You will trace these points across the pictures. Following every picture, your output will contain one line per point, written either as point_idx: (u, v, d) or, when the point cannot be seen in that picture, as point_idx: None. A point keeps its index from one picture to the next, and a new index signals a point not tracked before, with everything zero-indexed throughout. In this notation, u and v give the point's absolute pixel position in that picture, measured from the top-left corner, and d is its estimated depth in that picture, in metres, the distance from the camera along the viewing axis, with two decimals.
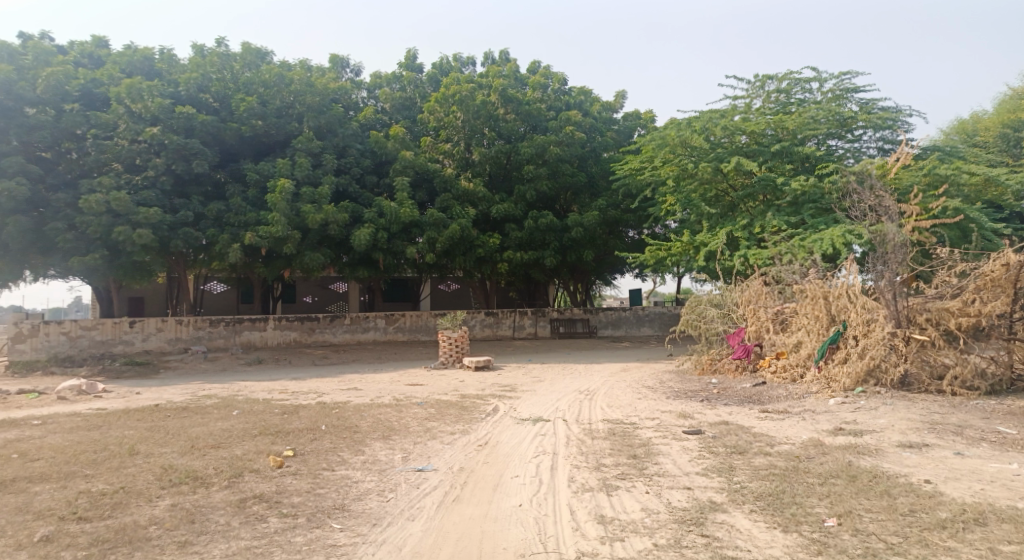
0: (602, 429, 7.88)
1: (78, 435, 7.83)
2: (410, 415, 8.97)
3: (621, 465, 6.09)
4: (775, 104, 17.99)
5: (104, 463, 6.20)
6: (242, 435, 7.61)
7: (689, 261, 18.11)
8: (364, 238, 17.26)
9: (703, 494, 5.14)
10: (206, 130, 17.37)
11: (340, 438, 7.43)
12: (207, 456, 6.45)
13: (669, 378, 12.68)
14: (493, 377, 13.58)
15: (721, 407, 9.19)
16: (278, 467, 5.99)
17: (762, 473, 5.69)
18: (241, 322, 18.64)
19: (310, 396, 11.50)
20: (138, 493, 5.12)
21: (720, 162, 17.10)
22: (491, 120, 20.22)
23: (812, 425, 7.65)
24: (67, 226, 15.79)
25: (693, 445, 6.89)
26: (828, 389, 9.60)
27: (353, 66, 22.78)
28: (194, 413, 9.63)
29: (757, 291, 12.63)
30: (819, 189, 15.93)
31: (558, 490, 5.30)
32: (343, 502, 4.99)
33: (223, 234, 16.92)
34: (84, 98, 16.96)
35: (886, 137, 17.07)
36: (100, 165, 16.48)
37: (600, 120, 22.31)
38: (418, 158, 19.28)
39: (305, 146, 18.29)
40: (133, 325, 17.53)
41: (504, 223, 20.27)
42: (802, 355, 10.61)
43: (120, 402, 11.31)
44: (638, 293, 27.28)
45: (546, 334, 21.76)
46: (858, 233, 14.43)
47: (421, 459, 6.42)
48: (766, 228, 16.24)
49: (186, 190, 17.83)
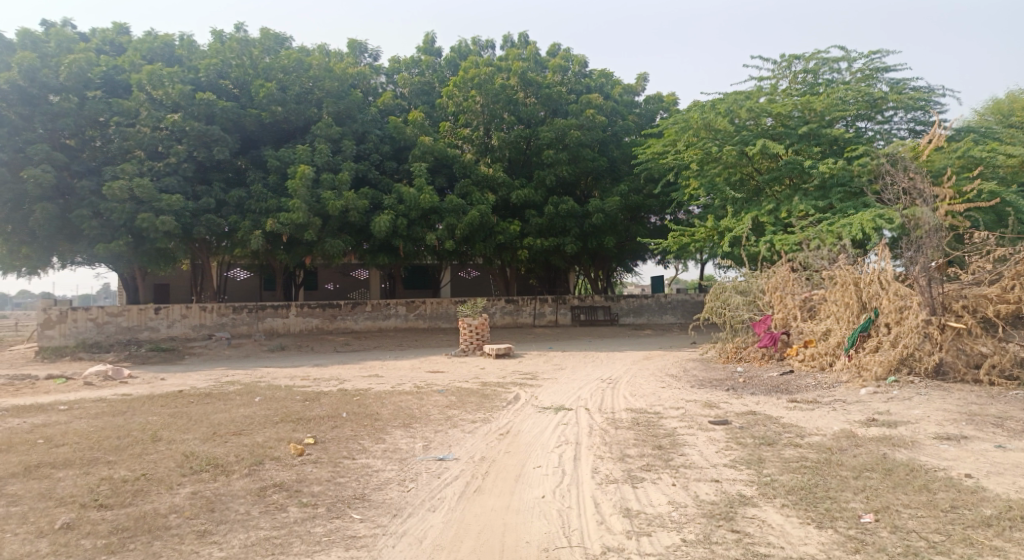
0: (625, 418, 7.73)
1: (103, 421, 7.89)
2: (431, 403, 8.90)
3: (647, 456, 5.94)
4: (802, 85, 17.52)
5: (127, 449, 6.21)
6: (263, 422, 7.60)
7: (714, 247, 17.77)
8: (384, 225, 17.20)
9: (732, 487, 4.98)
10: (227, 116, 17.41)
11: (362, 426, 7.38)
12: (229, 443, 6.43)
13: (693, 366, 12.47)
14: (514, 365, 13.48)
15: (748, 397, 8.98)
16: (299, 455, 5.95)
17: (793, 466, 5.50)
18: (264, 309, 18.75)
19: (331, 382, 11.52)
20: (159, 480, 5.11)
21: (745, 145, 16.72)
22: (510, 104, 19.96)
23: (844, 415, 7.42)
24: (92, 213, 15.96)
25: (720, 436, 6.71)
26: (859, 378, 9.35)
27: (371, 51, 22.64)
28: (217, 399, 9.67)
29: (784, 277, 12.33)
30: (848, 172, 15.49)
31: (582, 482, 5.17)
32: (363, 491, 4.92)
33: (245, 221, 16.99)
34: (106, 85, 17.14)
35: (918, 118, 16.52)
36: (123, 153, 16.60)
37: (622, 103, 21.93)
38: (437, 144, 19.13)
39: (325, 132, 18.24)
40: (158, 312, 17.73)
41: (524, 209, 20.08)
42: (831, 343, 10.34)
43: (145, 387, 11.42)
44: (660, 280, 26.96)
45: (566, 322, 21.59)
46: (889, 218, 14.00)
47: (442, 448, 6.33)
48: (793, 212, 15.86)
49: (208, 177, 17.90)
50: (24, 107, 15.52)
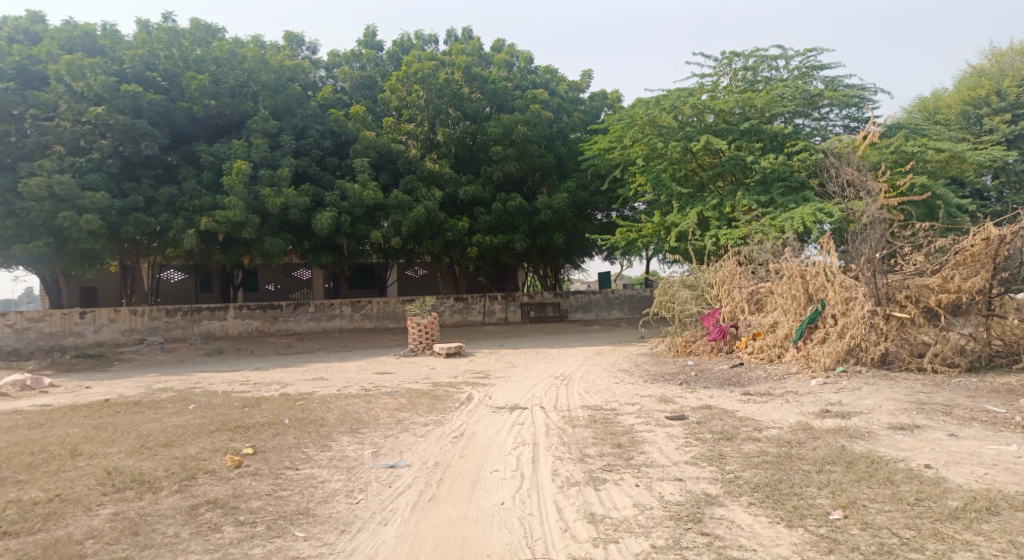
0: (581, 416, 7.53)
1: (16, 435, 7.18)
2: (380, 406, 8.52)
3: (606, 456, 5.75)
4: (742, 82, 17.78)
5: (40, 466, 5.60)
6: (197, 432, 7.05)
7: (660, 242, 17.81)
8: (327, 222, 16.59)
9: (696, 486, 4.83)
10: (155, 109, 16.41)
11: (305, 433, 6.94)
12: (158, 457, 5.89)
13: (645, 361, 12.44)
14: (464, 364, 13.16)
15: (701, 391, 8.94)
16: (236, 467, 5.50)
17: (755, 461, 5.41)
18: (200, 311, 17.83)
19: (272, 387, 10.94)
20: (75, 501, 4.55)
21: (689, 141, 16.84)
22: (455, 99, 19.59)
23: (797, 407, 7.44)
24: (6, 211, 14.77)
25: (678, 432, 6.59)
26: (808, 369, 9.47)
27: (309, 43, 21.83)
28: (147, 409, 8.99)
29: (731, 271, 12.41)
30: (788, 167, 15.84)
31: (542, 486, 4.93)
32: (308, 506, 4.53)
33: (178, 219, 16.08)
34: (20, 76, 15.84)
35: (852, 115, 17.04)
36: (40, 147, 15.40)
37: (567, 100, 21.82)
38: (380, 139, 18.56)
39: (261, 126, 17.45)
40: (83, 316, 16.61)
41: (472, 206, 19.77)
42: (780, 335, 10.44)
43: (68, 397, 10.58)
44: (607, 275, 27.10)
45: (516, 319, 21.40)
46: (830, 211, 14.30)
47: (393, 455, 5.98)
48: (737, 207, 16.06)
49: (136, 173, 16.84)
50: None
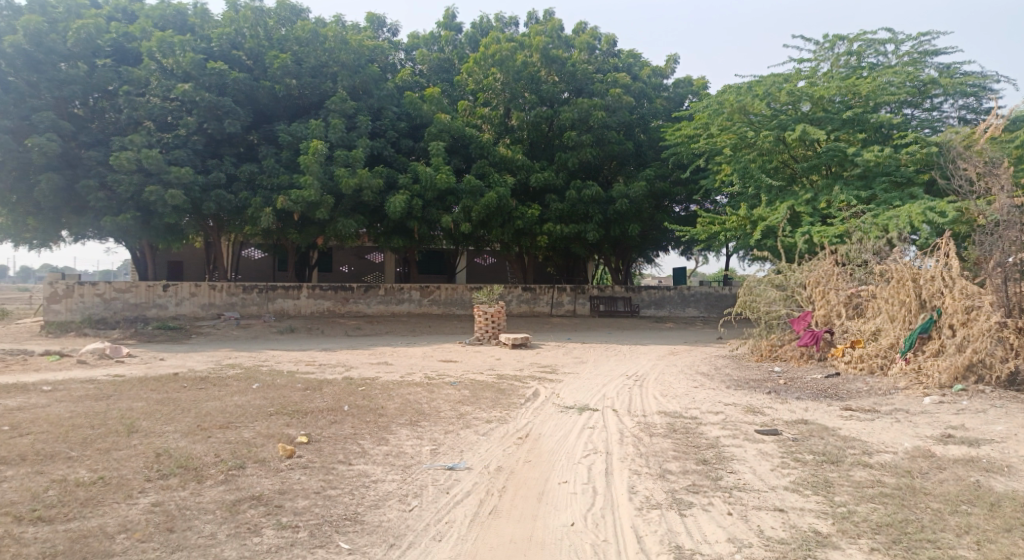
0: (660, 423, 6.84)
1: (84, 406, 7.19)
2: (443, 397, 8.10)
3: (691, 474, 5.07)
4: (844, 68, 16.34)
5: (95, 443, 5.44)
6: (255, 414, 6.82)
7: (745, 237, 16.71)
8: (399, 205, 16.40)
9: (801, 520, 4.11)
10: (239, 87, 16.62)
11: (364, 422, 6.57)
12: (212, 440, 5.64)
13: (725, 365, 11.52)
14: (531, 356, 12.61)
15: (794, 402, 8.05)
16: (287, 457, 5.17)
17: (868, 494, 4.60)
18: (274, 289, 18.05)
19: (337, 370, 10.75)
20: (119, 486, 4.31)
21: (783, 131, 15.63)
22: (532, 83, 18.96)
23: (911, 429, 6.49)
24: (99, 185, 15.29)
25: (772, 450, 5.82)
26: (918, 385, 8.42)
27: (390, 25, 21.73)
28: (212, 385, 8.92)
29: (827, 270, 11.39)
30: (895, 160, 14.41)
31: (618, 506, 4.33)
32: (356, 510, 4.09)
33: (256, 197, 16.25)
34: (117, 53, 16.42)
35: (969, 106, 15.39)
36: (131, 123, 15.87)
37: (650, 85, 20.82)
38: (454, 122, 18.19)
39: (339, 107, 17.37)
40: (166, 289, 17.13)
41: (545, 194, 19.12)
42: (883, 344, 9.40)
43: (141, 368, 10.73)
44: (682, 271, 25.89)
45: (585, 312, 20.72)
46: (942, 210, 12.80)
47: (452, 455, 5.48)
48: (833, 202, 14.75)
49: (219, 151, 17.14)
50: (31, 73, 14.91)
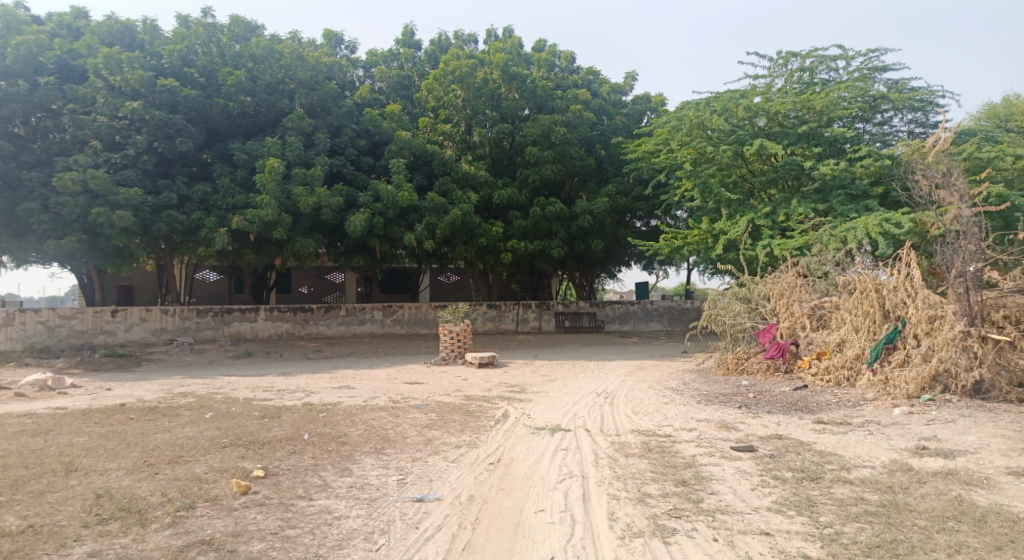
0: (633, 443, 6.65)
1: (18, 443, 6.64)
2: (408, 421, 7.77)
3: (671, 496, 4.87)
4: (798, 84, 16.69)
5: (28, 485, 4.97)
6: (208, 447, 6.39)
7: (707, 251, 16.81)
8: (360, 224, 16.03)
9: (789, 544, 3.96)
10: (191, 105, 16.07)
11: (325, 452, 6.21)
12: (159, 478, 5.22)
13: (693, 379, 11.44)
14: (499, 376, 12.34)
15: (766, 416, 7.97)
16: (242, 493, 4.80)
17: (853, 512, 4.47)
18: (230, 312, 17.41)
19: (296, 395, 10.29)
20: (51, 535, 3.88)
21: (741, 145, 15.83)
22: (493, 99, 18.88)
23: (885, 441, 6.44)
24: (41, 207, 14.53)
25: (750, 467, 5.68)
26: (887, 395, 8.46)
27: (347, 42, 21.44)
28: (162, 416, 8.40)
29: (791, 282, 11.48)
30: (850, 173, 14.64)
31: (600, 536, 4.10)
32: (318, 552, 3.77)
33: (209, 217, 15.66)
34: (61, 71, 15.70)
35: (918, 120, 15.83)
36: (76, 142, 15.19)
37: (610, 102, 20.95)
38: (415, 139, 17.94)
39: (296, 124, 16.97)
40: (115, 314, 16.35)
41: (508, 211, 18.97)
42: (849, 355, 9.44)
43: (85, 399, 10.09)
44: (644, 286, 26.00)
45: (550, 328, 20.56)
46: (897, 222, 13.04)
47: (421, 485, 5.18)
48: (792, 216, 14.92)
49: (170, 170, 16.51)
50: None
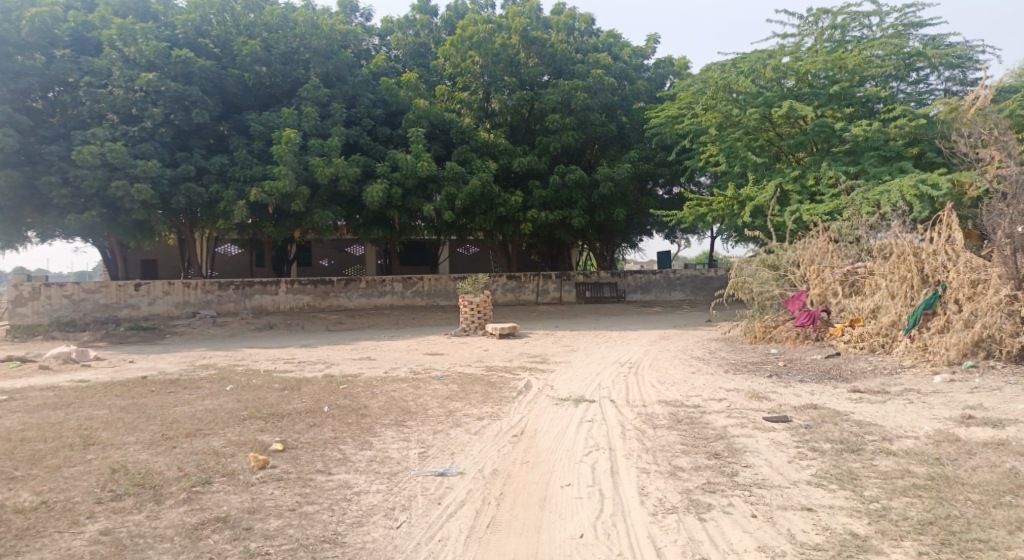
0: (662, 414, 6.42)
1: (40, 416, 6.61)
2: (429, 393, 7.63)
3: (704, 470, 4.65)
4: (829, 42, 15.97)
5: (45, 459, 4.89)
6: (227, 420, 6.30)
7: (732, 217, 16.36)
8: (378, 194, 15.82)
9: (834, 520, 3.71)
10: (206, 75, 15.84)
11: (345, 424, 6.08)
12: (176, 452, 5.11)
13: (720, 348, 11.16)
14: (520, 346, 12.16)
15: (799, 386, 7.68)
16: (260, 468, 4.67)
17: (899, 486, 4.21)
18: (252, 285, 17.40)
19: (317, 367, 10.20)
20: (65, 511, 3.78)
21: (770, 108, 15.21)
22: (512, 65, 18.39)
23: (928, 411, 6.14)
24: (62, 180, 14.46)
25: (785, 439, 5.42)
26: (926, 363, 8.11)
27: (363, 9, 21.00)
28: (183, 388, 8.35)
29: (821, 248, 11.09)
30: (883, 134, 14.04)
31: (631, 512, 3.90)
32: (337, 530, 3.61)
33: (228, 190, 15.55)
34: (76, 43, 15.60)
35: (955, 77, 15.11)
36: (94, 116, 15.10)
37: (631, 66, 20.33)
38: (433, 107, 17.58)
39: (312, 94, 16.67)
40: (138, 288, 16.41)
41: (528, 179, 18.60)
42: (884, 322, 9.06)
43: (108, 372, 10.12)
44: (666, 255, 25.54)
45: (571, 299, 20.32)
46: (933, 182, 12.50)
47: (443, 458, 5.01)
48: (822, 179, 14.33)
49: (188, 143, 16.37)
50: None
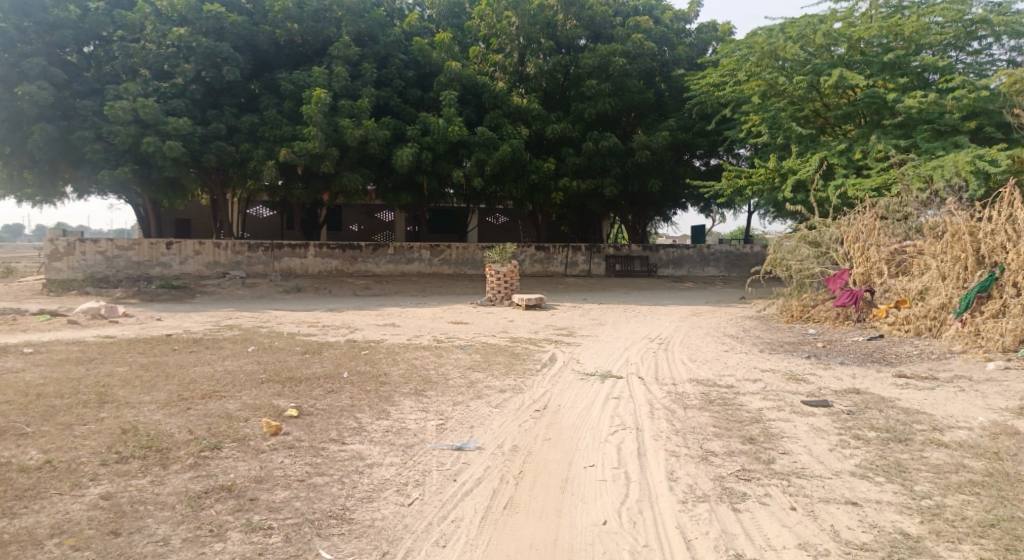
0: (693, 393, 6.11)
1: (62, 370, 6.60)
2: (452, 362, 7.43)
3: (737, 455, 4.35)
4: (885, 7, 14.96)
5: (60, 415, 4.80)
6: (246, 382, 6.19)
7: (773, 191, 15.75)
8: (407, 159, 15.55)
9: (882, 518, 3.39)
10: (238, 33, 15.65)
11: (364, 392, 5.90)
12: (190, 413, 4.97)
13: (754, 326, 10.73)
14: (547, 318, 11.91)
15: (840, 368, 7.30)
16: (273, 434, 4.51)
17: (954, 482, 3.86)
18: (281, 248, 17.38)
19: (341, 331, 10.09)
20: (70, 471, 3.66)
21: (818, 76, 14.42)
22: (549, 27, 17.76)
23: (981, 400, 5.72)
24: (95, 136, 14.46)
25: (826, 425, 5.08)
26: (978, 348, 7.62)
27: None
28: (206, 348, 8.32)
29: (868, 225, 10.52)
30: (939, 106, 13.17)
31: (658, 499, 3.63)
32: (345, 505, 3.42)
33: (257, 150, 15.42)
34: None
35: (1020, 47, 14.09)
36: (127, 72, 15.07)
37: (672, 31, 19.53)
38: (465, 71, 17.16)
39: (342, 54, 16.30)
40: (170, 247, 16.51)
41: (560, 147, 18.09)
42: (933, 304, 8.55)
43: (135, 329, 10.15)
44: (700, 230, 24.86)
45: (600, 272, 19.93)
46: (991, 158, 11.77)
47: (461, 432, 4.79)
48: (870, 152, 13.56)
49: (219, 102, 16.15)
50: (20, 18, 14.04)
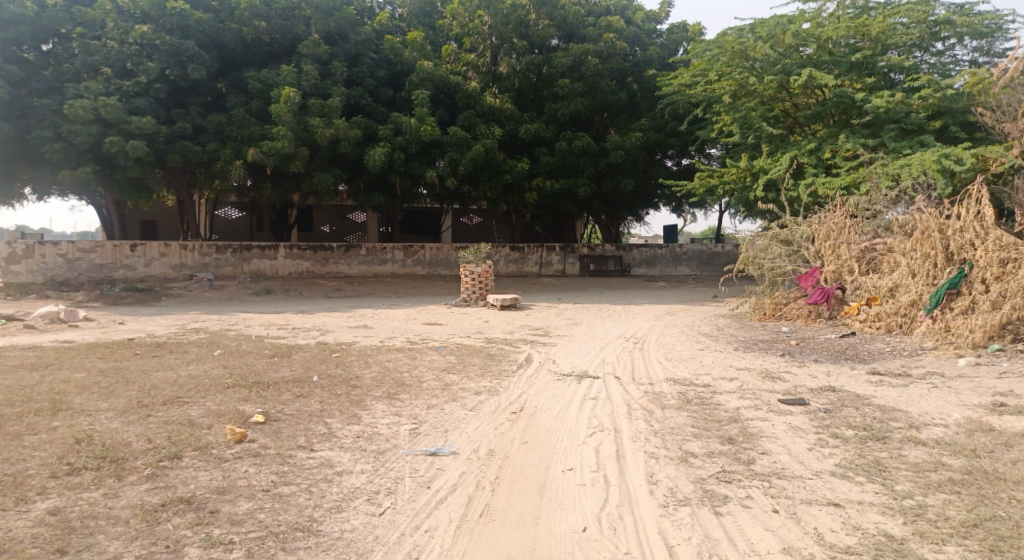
0: (670, 393, 6.04)
1: (14, 377, 6.28)
2: (425, 364, 7.27)
3: (718, 456, 4.27)
4: (851, 8, 15.13)
5: (9, 425, 4.53)
6: (210, 387, 5.95)
7: (745, 190, 15.85)
8: (379, 158, 15.31)
9: (865, 519, 3.34)
10: (203, 30, 15.22)
11: (334, 396, 5.71)
12: (151, 421, 4.74)
13: (728, 324, 10.74)
14: (522, 318, 11.80)
15: (814, 365, 7.31)
16: (237, 441, 4.31)
17: (934, 481, 3.82)
18: (250, 249, 17.00)
19: (311, 334, 9.85)
20: (16, 485, 3.43)
21: (787, 76, 14.51)
22: (522, 26, 17.64)
23: (955, 396, 5.74)
24: (54, 135, 13.95)
25: (804, 424, 5.04)
26: (949, 344, 7.69)
27: None
28: (169, 352, 8.03)
29: (838, 223, 10.56)
30: (906, 106, 13.37)
31: (639, 503, 3.53)
32: (312, 516, 3.25)
33: (224, 149, 15.03)
34: None
35: (983, 48, 14.36)
36: (87, 69, 14.58)
37: (644, 31, 19.60)
38: (437, 70, 16.98)
39: (311, 52, 16.03)
40: (134, 249, 16.02)
41: (534, 147, 18.01)
42: (903, 302, 8.64)
43: (96, 333, 9.79)
44: (673, 230, 24.99)
45: (574, 272, 19.90)
46: (956, 157, 11.94)
47: (435, 437, 4.63)
48: (839, 151, 13.72)
49: (184, 100, 15.73)
50: None
